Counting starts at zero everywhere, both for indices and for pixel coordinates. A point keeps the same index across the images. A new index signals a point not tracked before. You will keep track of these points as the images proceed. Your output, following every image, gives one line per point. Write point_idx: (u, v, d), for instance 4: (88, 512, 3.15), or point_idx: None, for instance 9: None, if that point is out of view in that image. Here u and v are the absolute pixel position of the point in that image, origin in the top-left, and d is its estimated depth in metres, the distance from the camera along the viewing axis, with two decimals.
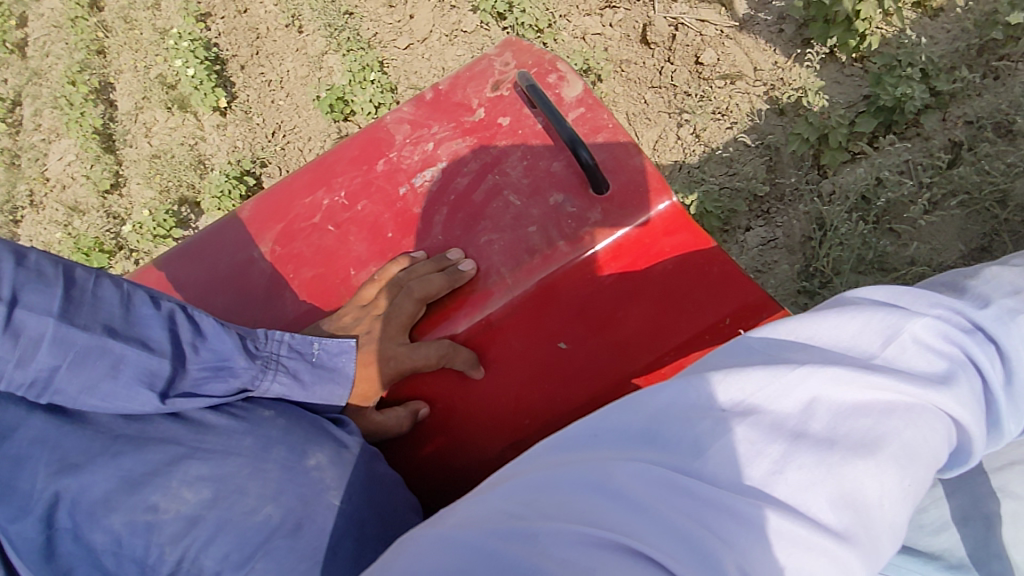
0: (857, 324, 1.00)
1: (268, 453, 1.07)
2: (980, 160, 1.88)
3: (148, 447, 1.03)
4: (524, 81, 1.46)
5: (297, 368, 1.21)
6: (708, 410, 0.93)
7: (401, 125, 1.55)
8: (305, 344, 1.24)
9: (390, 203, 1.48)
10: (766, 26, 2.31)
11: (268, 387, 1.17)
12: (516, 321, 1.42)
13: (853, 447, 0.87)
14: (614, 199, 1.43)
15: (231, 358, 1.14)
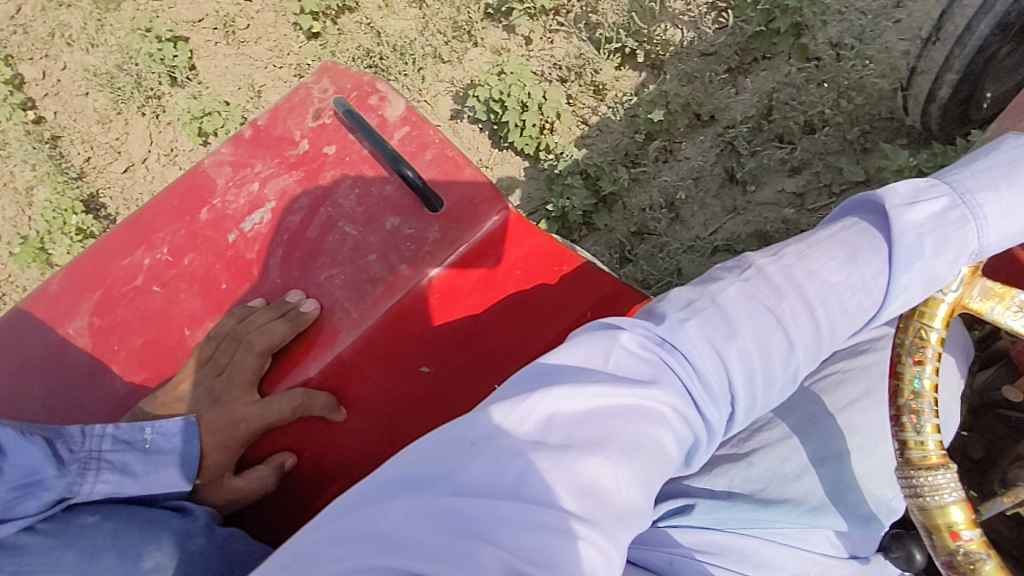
0: (577, 353, 0.95)
1: (92, 567, 0.97)
2: (646, 255, 2.14)
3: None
4: (340, 106, 1.39)
5: (126, 462, 1.09)
6: (464, 443, 0.87)
7: (221, 168, 1.47)
8: (134, 430, 1.11)
9: (220, 252, 1.38)
10: (470, 124, 2.52)
11: (92, 490, 1.05)
12: (371, 352, 1.26)
13: (584, 446, 0.85)
14: (451, 214, 1.30)
15: (40, 470, 0.99)
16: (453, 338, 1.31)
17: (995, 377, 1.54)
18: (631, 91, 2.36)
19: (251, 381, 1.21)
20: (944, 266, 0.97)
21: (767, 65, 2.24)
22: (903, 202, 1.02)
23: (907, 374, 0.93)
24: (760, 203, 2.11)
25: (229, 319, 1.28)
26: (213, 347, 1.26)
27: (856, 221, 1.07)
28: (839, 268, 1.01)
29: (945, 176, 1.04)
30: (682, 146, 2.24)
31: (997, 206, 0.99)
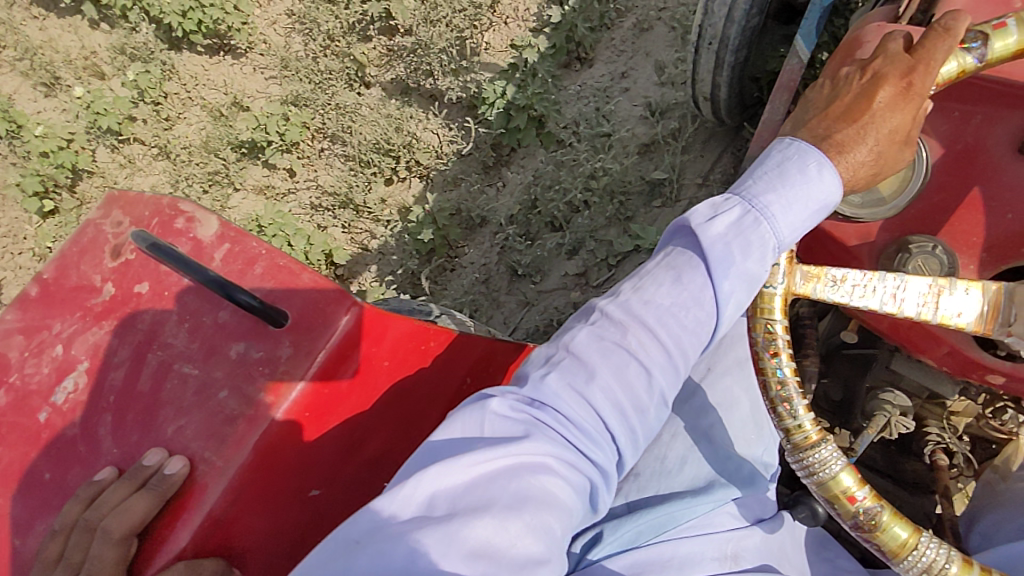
0: (455, 428, 1.02)
1: None
2: None
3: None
4: (142, 240, 1.22)
5: None
6: (353, 541, 0.89)
7: (11, 338, 1.26)
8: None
9: (32, 438, 1.18)
10: None
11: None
12: (247, 499, 1.12)
13: (468, 511, 0.91)
14: (300, 325, 1.20)
15: None
16: (336, 453, 1.25)
17: (831, 324, 1.69)
18: (408, 198, 2.87)
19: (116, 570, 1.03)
20: (755, 265, 1.06)
21: (523, 154, 2.81)
22: (705, 219, 1.08)
23: (769, 368, 1.09)
24: (550, 289, 2.55)
25: (74, 503, 1.07)
26: (61, 543, 1.05)
27: (672, 248, 1.12)
28: (669, 291, 1.08)
29: (737, 184, 1.11)
30: (467, 249, 2.72)
31: (780, 204, 1.07)
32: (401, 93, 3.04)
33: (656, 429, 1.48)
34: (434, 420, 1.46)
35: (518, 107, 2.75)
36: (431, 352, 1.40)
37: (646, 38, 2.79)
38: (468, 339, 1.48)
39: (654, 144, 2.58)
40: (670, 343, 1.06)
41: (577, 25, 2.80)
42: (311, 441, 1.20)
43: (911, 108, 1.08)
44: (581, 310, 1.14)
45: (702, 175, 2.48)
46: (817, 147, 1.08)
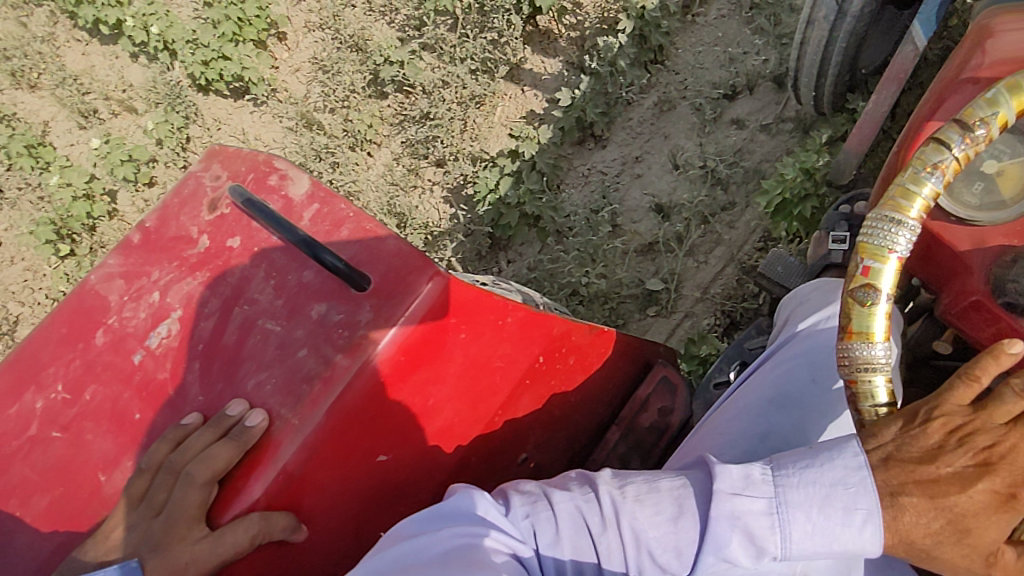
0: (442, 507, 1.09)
1: None
2: None
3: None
4: (237, 195, 1.28)
5: None
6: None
7: (112, 282, 1.32)
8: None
9: (126, 379, 1.23)
10: None
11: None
12: (322, 457, 1.14)
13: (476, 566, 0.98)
14: (381, 291, 1.19)
15: None
16: (404, 424, 1.24)
17: (923, 329, 1.56)
18: None
19: (197, 515, 1.06)
20: (745, 559, 1.00)
21: (518, 244, 2.78)
22: (732, 488, 1.01)
23: None
24: None
25: (162, 446, 1.11)
26: (147, 482, 1.09)
27: (682, 481, 1.08)
28: (661, 525, 1.04)
29: (780, 464, 1.03)
30: None
31: (804, 523, 0.98)
32: (407, 157, 3.02)
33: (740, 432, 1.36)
34: (504, 395, 1.44)
35: (509, 204, 2.74)
36: (507, 327, 1.36)
37: (665, 119, 2.79)
38: (546, 317, 1.43)
39: (655, 245, 2.59)
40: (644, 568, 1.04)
41: (588, 109, 2.77)
42: (383, 407, 1.19)
43: (1000, 521, 0.90)
44: (591, 478, 1.13)
45: (701, 287, 2.49)
46: (879, 493, 0.94)
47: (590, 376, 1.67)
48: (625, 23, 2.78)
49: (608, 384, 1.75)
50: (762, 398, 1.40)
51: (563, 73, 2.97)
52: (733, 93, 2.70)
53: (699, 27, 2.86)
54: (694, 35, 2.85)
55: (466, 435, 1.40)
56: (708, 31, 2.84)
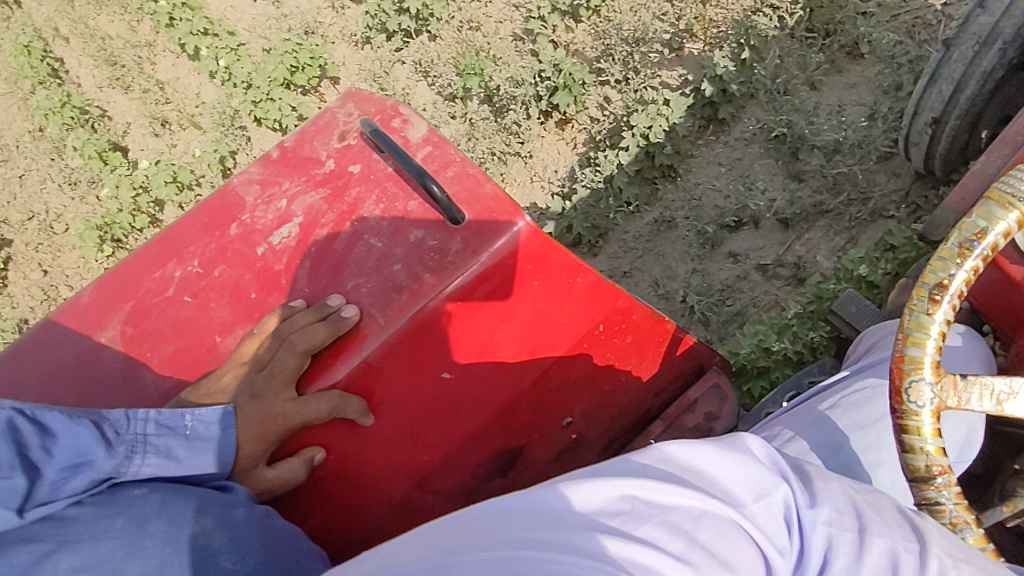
0: (737, 470, 0.91)
1: (144, 530, 1.06)
2: None
3: (4, 551, 1.00)
4: (367, 126, 1.47)
5: (168, 446, 1.16)
6: (601, 503, 0.83)
7: (250, 186, 1.55)
8: (173, 417, 1.17)
9: (249, 264, 1.45)
10: None
11: (139, 470, 1.12)
12: (397, 356, 1.32)
13: (713, 554, 0.79)
14: (472, 227, 1.36)
15: (91, 451, 1.09)
16: (470, 349, 1.40)
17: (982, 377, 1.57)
18: None
19: (289, 379, 1.25)
20: None
21: None
22: None
23: None
24: None
25: (271, 319, 1.31)
26: (255, 345, 1.29)
27: None
28: None
29: None
30: None
31: None
32: None
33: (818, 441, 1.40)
34: (562, 352, 1.55)
35: None
36: (576, 288, 1.48)
37: (660, 238, 2.85)
38: (613, 288, 1.54)
39: None
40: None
41: (576, 224, 2.87)
42: (455, 329, 1.36)
43: None
44: (916, 524, 0.91)
45: None
46: None
47: (644, 361, 1.76)
48: (628, 142, 2.89)
49: (658, 378, 1.83)
50: (832, 416, 1.45)
51: (573, 170, 3.10)
52: (738, 224, 2.71)
53: (719, 146, 2.93)
54: (715, 152, 2.92)
55: (521, 380, 1.52)
56: (728, 152, 2.90)
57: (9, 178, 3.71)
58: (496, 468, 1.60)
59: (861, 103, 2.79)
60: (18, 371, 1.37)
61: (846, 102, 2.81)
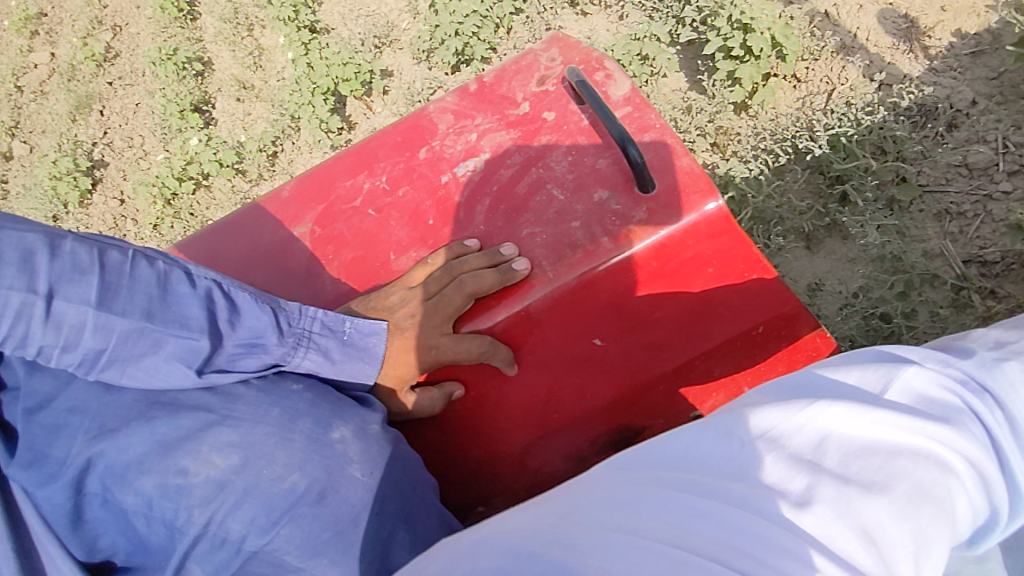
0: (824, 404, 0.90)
1: (295, 423, 1.18)
2: None
3: (178, 414, 1.15)
4: (573, 75, 1.43)
5: (328, 347, 1.28)
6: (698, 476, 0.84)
7: (444, 114, 1.59)
8: (338, 321, 1.29)
9: (431, 191, 1.49)
10: None
11: (300, 362, 1.25)
12: (555, 313, 1.32)
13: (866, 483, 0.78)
14: (659, 199, 1.31)
15: (265, 335, 1.23)
16: (626, 319, 1.37)
17: None
18: None
19: (449, 316, 1.30)
20: None
21: None
22: None
23: None
24: None
25: (446, 251, 1.36)
26: (425, 275, 1.36)
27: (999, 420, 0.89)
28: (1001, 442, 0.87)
29: None
30: None
31: None
32: None
33: None
34: (714, 344, 1.44)
35: None
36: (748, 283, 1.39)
37: None
38: (786, 291, 1.42)
39: None
40: (748, 514, 0.77)
41: None
42: (619, 297, 1.33)
43: None
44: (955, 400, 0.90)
45: None
46: None
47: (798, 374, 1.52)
48: None
49: None
50: None
51: None
52: None
53: None
54: None
55: (666, 362, 1.45)
56: None
57: (127, 104, 3.44)
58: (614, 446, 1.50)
59: (841, 288, 2.03)
60: (222, 248, 1.54)
61: (823, 280, 2.05)
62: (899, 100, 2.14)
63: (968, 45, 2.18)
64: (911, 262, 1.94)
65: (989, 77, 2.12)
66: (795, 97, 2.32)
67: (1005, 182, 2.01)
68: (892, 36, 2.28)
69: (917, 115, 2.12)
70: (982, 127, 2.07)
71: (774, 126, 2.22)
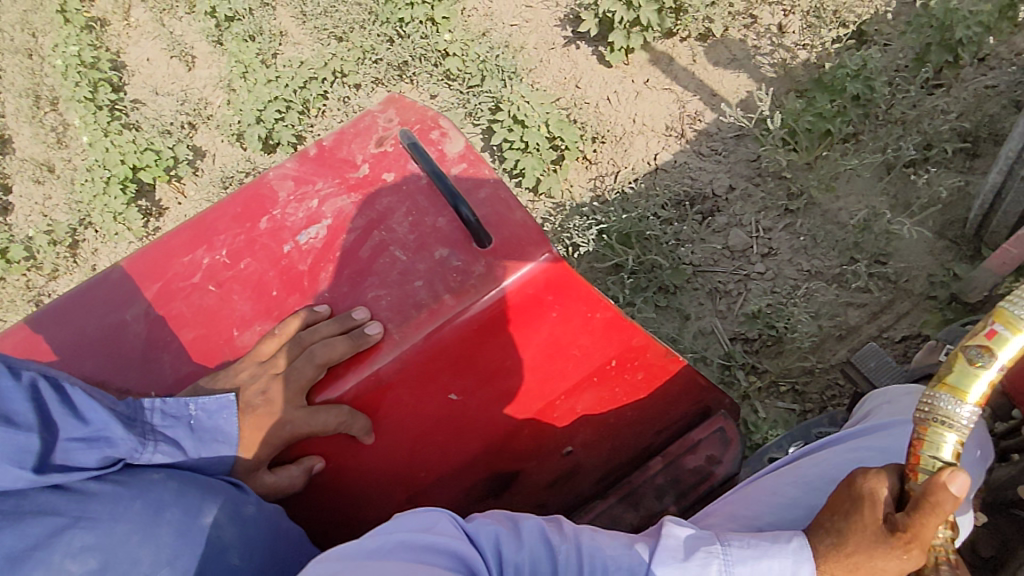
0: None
1: (160, 516, 1.11)
2: None
3: (24, 522, 1.04)
4: (406, 139, 1.47)
5: (177, 435, 1.22)
6: None
7: (285, 181, 1.57)
8: (181, 407, 1.24)
9: (275, 261, 1.46)
10: None
11: (150, 456, 1.18)
12: (406, 375, 1.32)
13: None
14: (497, 251, 1.35)
15: (108, 428, 1.15)
16: (477, 374, 1.40)
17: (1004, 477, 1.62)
18: None
19: (302, 388, 1.26)
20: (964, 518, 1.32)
21: None
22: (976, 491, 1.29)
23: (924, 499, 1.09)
24: None
25: (295, 321, 1.33)
26: (275, 346, 1.31)
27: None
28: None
29: None
30: None
31: None
32: None
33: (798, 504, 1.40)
34: (570, 383, 1.54)
35: None
36: (593, 322, 1.45)
37: None
38: (631, 325, 1.51)
39: None
40: None
41: None
42: (468, 355, 1.36)
43: None
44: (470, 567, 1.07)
45: None
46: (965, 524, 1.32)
47: (652, 395, 1.71)
48: None
49: (665, 415, 1.81)
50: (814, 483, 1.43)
51: None
52: None
53: None
54: None
55: (527, 404, 1.51)
56: None
57: None
58: (485, 488, 1.63)
59: None
60: (49, 335, 1.42)
61: None
62: (671, 193, 2.63)
63: (729, 133, 2.72)
64: (686, 343, 2.35)
65: (746, 162, 2.64)
66: (585, 175, 2.86)
67: (761, 263, 2.44)
68: (666, 123, 2.85)
69: (683, 202, 2.61)
70: (740, 214, 2.54)
71: (567, 206, 2.72)
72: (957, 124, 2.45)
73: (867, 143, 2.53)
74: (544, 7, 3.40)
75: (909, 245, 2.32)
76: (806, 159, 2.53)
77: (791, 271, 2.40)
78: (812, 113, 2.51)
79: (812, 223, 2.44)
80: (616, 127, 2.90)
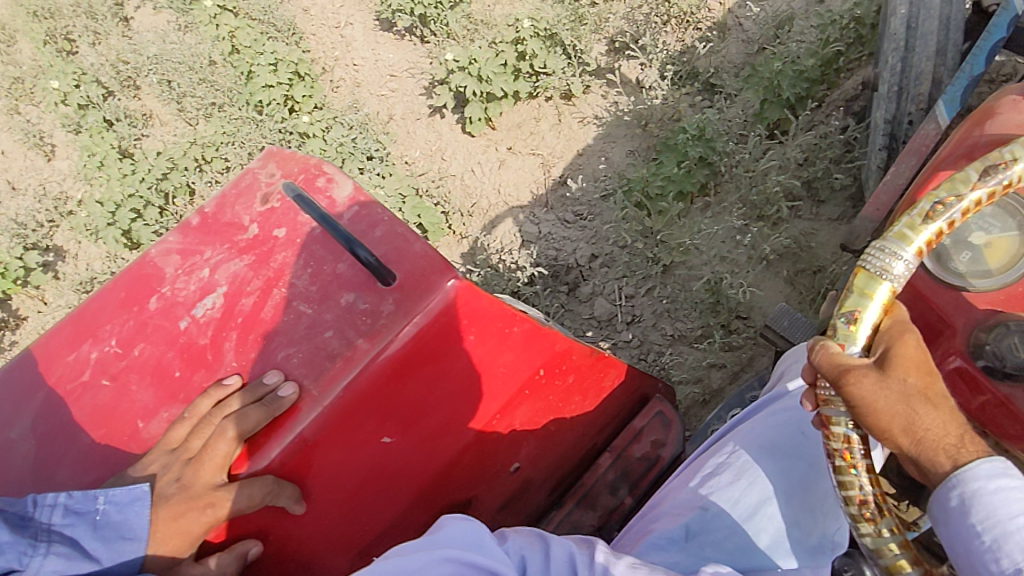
0: None
1: None
2: None
3: None
4: (289, 190, 1.41)
5: (76, 536, 1.16)
6: None
7: (170, 256, 1.49)
8: (88, 499, 1.18)
9: (172, 340, 1.38)
10: None
11: (41, 564, 1.13)
12: (333, 431, 1.28)
13: None
14: (403, 287, 1.33)
15: None
16: (408, 411, 1.38)
17: None
18: None
19: (221, 465, 1.20)
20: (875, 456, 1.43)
21: None
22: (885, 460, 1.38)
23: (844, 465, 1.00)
24: None
25: (204, 398, 1.26)
26: (186, 429, 1.25)
27: None
28: None
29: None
30: None
31: None
32: None
33: (733, 474, 1.43)
34: (502, 401, 1.54)
35: None
36: (512, 335, 1.46)
37: None
38: (551, 332, 1.52)
39: None
40: None
41: None
42: (393, 395, 1.33)
43: None
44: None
45: None
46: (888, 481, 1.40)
47: (585, 399, 1.74)
48: None
49: (604, 413, 1.84)
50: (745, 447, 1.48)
51: None
52: None
53: None
54: None
55: (462, 434, 1.51)
56: None
57: None
58: None
59: None
60: None
61: None
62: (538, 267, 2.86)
63: (596, 194, 2.98)
64: None
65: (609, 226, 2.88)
66: (455, 249, 3.11)
67: (627, 331, 2.69)
68: (530, 190, 3.14)
69: (553, 276, 2.85)
70: (605, 285, 2.78)
71: None
72: (795, 178, 2.67)
73: (717, 200, 2.82)
74: (408, 76, 3.65)
75: (762, 299, 2.56)
76: (662, 222, 2.81)
77: (656, 336, 2.66)
78: (661, 179, 2.82)
79: (672, 288, 2.69)
80: (481, 201, 3.17)
